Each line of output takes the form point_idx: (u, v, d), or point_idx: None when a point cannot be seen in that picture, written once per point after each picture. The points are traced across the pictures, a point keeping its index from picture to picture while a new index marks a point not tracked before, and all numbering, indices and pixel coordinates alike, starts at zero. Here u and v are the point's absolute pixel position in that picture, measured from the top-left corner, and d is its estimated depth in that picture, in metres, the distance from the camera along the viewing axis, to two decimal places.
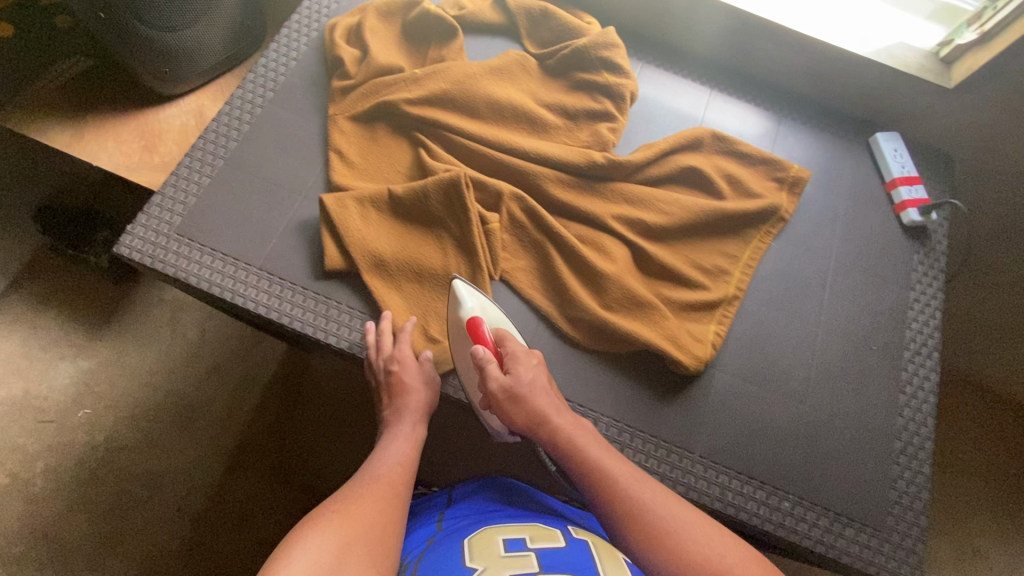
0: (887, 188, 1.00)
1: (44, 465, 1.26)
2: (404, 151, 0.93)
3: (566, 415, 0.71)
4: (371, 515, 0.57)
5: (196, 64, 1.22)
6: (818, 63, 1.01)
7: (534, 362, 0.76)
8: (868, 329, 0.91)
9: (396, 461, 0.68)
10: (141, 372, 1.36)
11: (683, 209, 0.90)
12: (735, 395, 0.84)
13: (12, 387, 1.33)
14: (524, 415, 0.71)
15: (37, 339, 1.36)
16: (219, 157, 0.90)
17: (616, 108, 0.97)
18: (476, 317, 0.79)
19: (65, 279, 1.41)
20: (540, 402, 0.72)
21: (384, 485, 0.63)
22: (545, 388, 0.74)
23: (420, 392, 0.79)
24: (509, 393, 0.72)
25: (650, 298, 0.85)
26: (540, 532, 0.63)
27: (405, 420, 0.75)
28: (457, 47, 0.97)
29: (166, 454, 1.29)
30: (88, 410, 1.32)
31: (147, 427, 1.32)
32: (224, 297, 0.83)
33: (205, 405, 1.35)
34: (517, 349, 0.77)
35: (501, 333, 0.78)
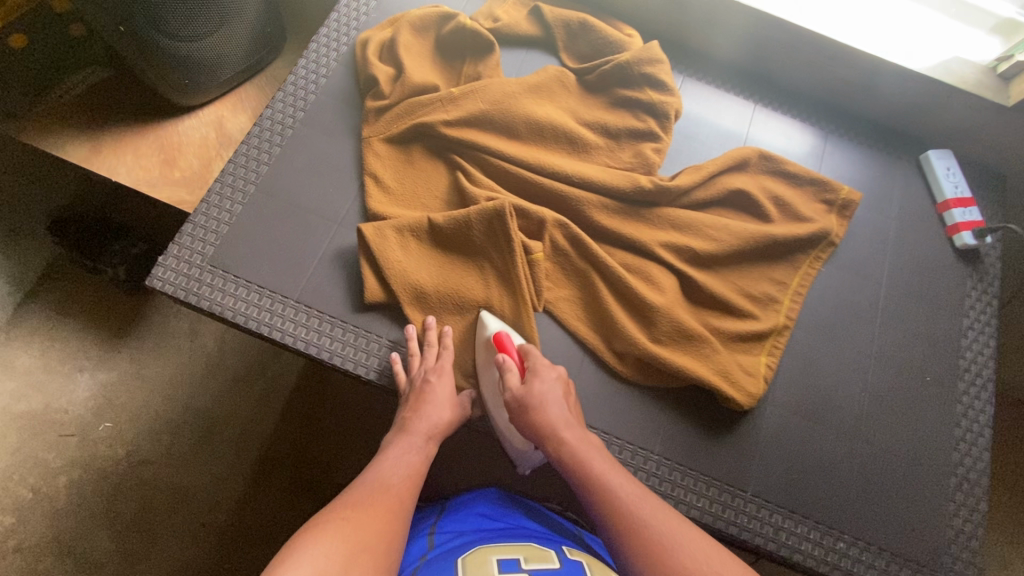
0: (939, 209, 0.97)
1: (67, 481, 1.19)
2: (441, 175, 0.89)
3: (577, 429, 0.72)
4: (372, 530, 0.59)
5: (216, 74, 1.16)
6: (870, 77, 0.97)
7: (554, 377, 0.77)
8: (921, 359, 0.88)
9: (403, 472, 0.69)
10: (163, 385, 1.27)
11: (733, 235, 0.87)
12: (787, 431, 0.82)
13: (31, 401, 1.25)
14: (537, 424, 0.72)
15: (55, 352, 1.28)
16: (250, 182, 0.87)
17: (660, 126, 0.93)
18: (500, 333, 0.80)
19: (85, 289, 1.33)
20: (554, 413, 0.73)
21: (389, 498, 0.64)
22: (561, 402, 0.75)
23: (446, 409, 0.76)
24: (523, 401, 0.73)
25: (701, 331, 0.82)
26: (534, 553, 0.65)
27: (418, 433, 0.74)
28: (494, 63, 0.93)
29: (189, 467, 1.22)
30: (109, 424, 1.24)
31: (168, 439, 1.24)
32: (260, 332, 0.80)
33: (227, 417, 1.26)
34: (539, 362, 0.78)
35: (525, 347, 0.79)
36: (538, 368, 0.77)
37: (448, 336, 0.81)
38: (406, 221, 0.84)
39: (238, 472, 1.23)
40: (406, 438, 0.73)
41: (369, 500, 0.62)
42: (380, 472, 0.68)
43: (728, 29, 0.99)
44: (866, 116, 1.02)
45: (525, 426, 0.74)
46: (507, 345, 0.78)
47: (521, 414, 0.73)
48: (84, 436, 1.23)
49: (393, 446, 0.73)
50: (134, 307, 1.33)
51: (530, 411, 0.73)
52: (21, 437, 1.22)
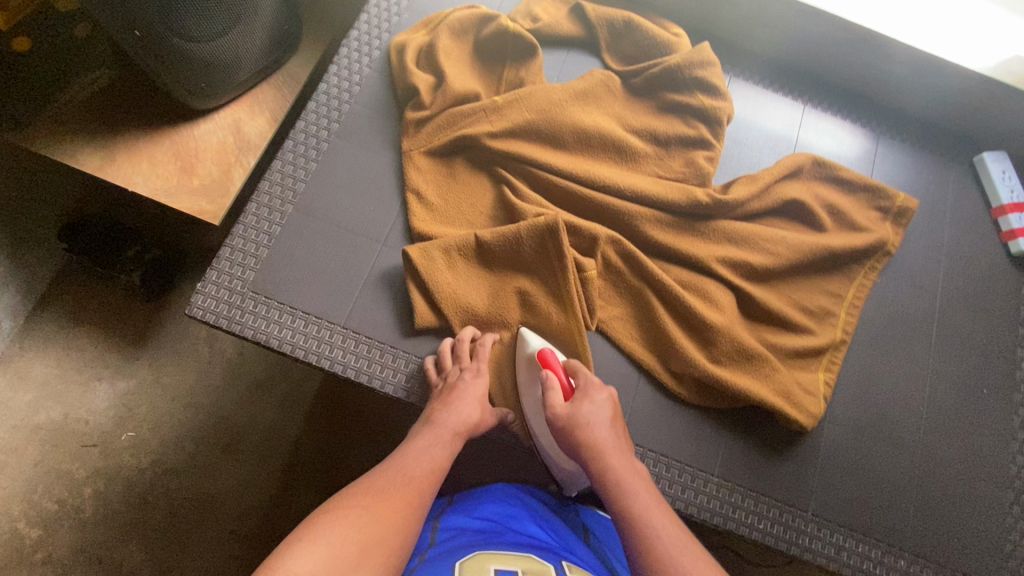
0: (994, 214, 0.94)
1: (94, 491, 1.14)
2: (485, 189, 0.86)
3: (625, 456, 0.65)
4: (386, 521, 0.55)
5: (233, 75, 1.09)
6: (927, 77, 0.93)
7: (604, 397, 0.71)
8: (978, 371, 0.87)
9: (426, 466, 0.65)
10: (184, 393, 1.20)
11: (790, 248, 0.84)
12: (846, 448, 0.81)
13: (49, 411, 1.18)
14: (579, 445, 0.66)
15: (70, 360, 1.20)
16: (288, 201, 0.83)
17: (712, 133, 0.89)
18: (545, 350, 0.76)
19: (96, 295, 1.24)
20: (599, 435, 0.67)
21: (407, 491, 0.60)
22: (609, 425, 0.68)
23: (476, 410, 0.72)
24: (566, 421, 0.68)
25: (760, 350, 0.80)
26: (533, 565, 0.59)
27: (445, 427, 0.70)
28: (537, 68, 0.89)
29: (215, 474, 1.16)
30: (131, 434, 1.18)
31: (194, 446, 1.18)
32: (308, 360, 0.77)
33: (252, 423, 1.20)
34: (589, 382, 0.72)
35: (573, 365, 0.75)
36: (587, 389, 0.71)
37: (493, 338, 0.80)
38: (450, 239, 0.80)
39: (266, 479, 1.16)
40: (432, 430, 0.69)
41: (387, 491, 0.59)
42: (402, 462, 0.64)
43: (779, 25, 0.94)
44: (918, 116, 0.99)
45: (568, 448, 0.68)
46: (552, 362, 0.75)
47: (563, 435, 0.68)
48: (107, 446, 1.17)
49: (418, 437, 0.69)
50: (153, 315, 1.24)
51: (572, 431, 0.67)
52: (43, 448, 1.16)
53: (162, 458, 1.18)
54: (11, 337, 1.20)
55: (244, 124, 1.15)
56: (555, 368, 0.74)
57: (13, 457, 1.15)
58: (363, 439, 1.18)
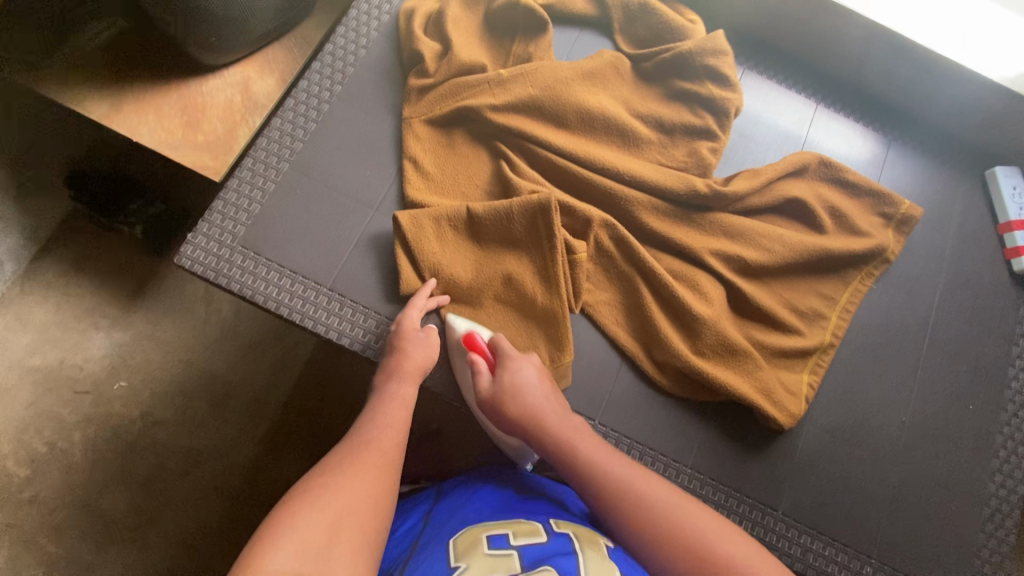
0: (1000, 230, 0.92)
1: (83, 436, 1.16)
2: (483, 163, 0.85)
3: (559, 412, 0.70)
4: (359, 489, 0.57)
5: (244, 33, 1.08)
6: (947, 85, 0.90)
7: (526, 364, 0.74)
8: (966, 386, 0.85)
9: (386, 424, 0.66)
10: (177, 347, 1.22)
11: (785, 246, 0.83)
12: (824, 451, 0.81)
13: (45, 355, 1.20)
14: (516, 418, 0.70)
15: (70, 306, 1.22)
16: (284, 159, 0.83)
17: (719, 124, 0.87)
18: (471, 332, 0.77)
19: (98, 246, 1.24)
20: (530, 404, 0.70)
21: (374, 455, 0.61)
22: (537, 387, 0.72)
23: (421, 351, 0.74)
24: (497, 399, 0.71)
25: (745, 346, 0.79)
26: (523, 527, 0.59)
27: (400, 381, 0.71)
28: (546, 45, 0.87)
29: (202, 430, 1.18)
30: (124, 383, 1.19)
31: (183, 401, 1.19)
32: (292, 319, 0.77)
33: (242, 383, 1.21)
34: (508, 351, 0.74)
35: (495, 338, 0.76)
36: (509, 362, 0.73)
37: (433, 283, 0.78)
38: (444, 210, 0.80)
39: (249, 439, 1.18)
40: (388, 390, 0.70)
41: (352, 460, 0.60)
42: (363, 430, 0.65)
43: (795, 18, 0.92)
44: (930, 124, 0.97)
45: (508, 424, 0.71)
46: (478, 345, 0.75)
47: (498, 412, 0.71)
48: (99, 394, 1.18)
49: (375, 399, 0.70)
50: (152, 268, 1.25)
51: (506, 406, 0.70)
52: (37, 390, 1.18)
53: (151, 410, 1.19)
54: (13, 280, 1.22)
55: (253, 83, 1.15)
56: (480, 346, 0.76)
57: (8, 396, 1.17)
58: (347, 405, 1.19)
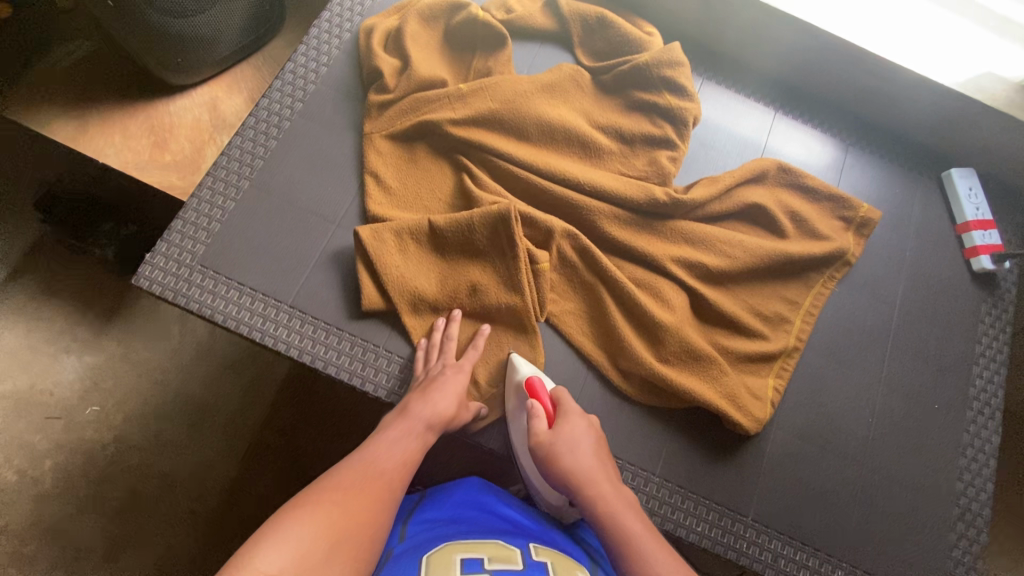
0: (958, 230, 0.94)
1: (54, 463, 1.13)
2: (446, 176, 0.85)
3: (607, 478, 0.66)
4: (359, 512, 0.58)
5: (211, 53, 1.09)
6: (899, 90, 0.92)
7: (585, 425, 0.71)
8: (931, 386, 0.86)
9: (397, 456, 0.66)
10: (150, 369, 1.20)
11: (747, 252, 0.84)
12: (793, 456, 0.81)
13: (14, 381, 1.17)
14: (565, 474, 0.66)
15: (40, 331, 1.20)
16: (244, 177, 0.82)
17: (678, 133, 0.88)
18: (534, 377, 0.75)
19: (69, 269, 1.23)
20: (581, 462, 0.67)
21: (377, 484, 0.62)
22: (590, 449, 0.69)
23: (445, 406, 0.72)
24: (550, 449, 0.68)
25: (709, 352, 0.79)
26: (501, 551, 0.58)
27: (416, 421, 0.70)
28: (505, 59, 0.88)
29: (176, 453, 1.15)
30: (96, 408, 1.17)
31: (157, 424, 1.17)
32: (253, 337, 0.77)
33: (217, 403, 1.19)
34: (570, 408, 0.73)
35: (558, 392, 0.75)
36: (569, 417, 0.71)
37: (482, 335, 0.79)
38: (405, 223, 0.80)
39: (223, 461, 1.16)
40: (404, 420, 0.70)
41: (356, 483, 0.61)
42: (374, 455, 0.66)
43: (751, 28, 0.94)
44: (887, 127, 0.99)
45: (554, 478, 0.67)
46: (540, 391, 0.73)
47: (548, 463, 0.68)
48: (70, 420, 1.16)
49: (390, 427, 0.70)
50: (120, 291, 1.23)
51: (558, 459, 0.67)
52: (5, 418, 1.15)
53: (124, 435, 1.17)
54: None
55: (221, 103, 1.15)
56: (544, 394, 0.74)
57: None
58: (322, 422, 1.18)
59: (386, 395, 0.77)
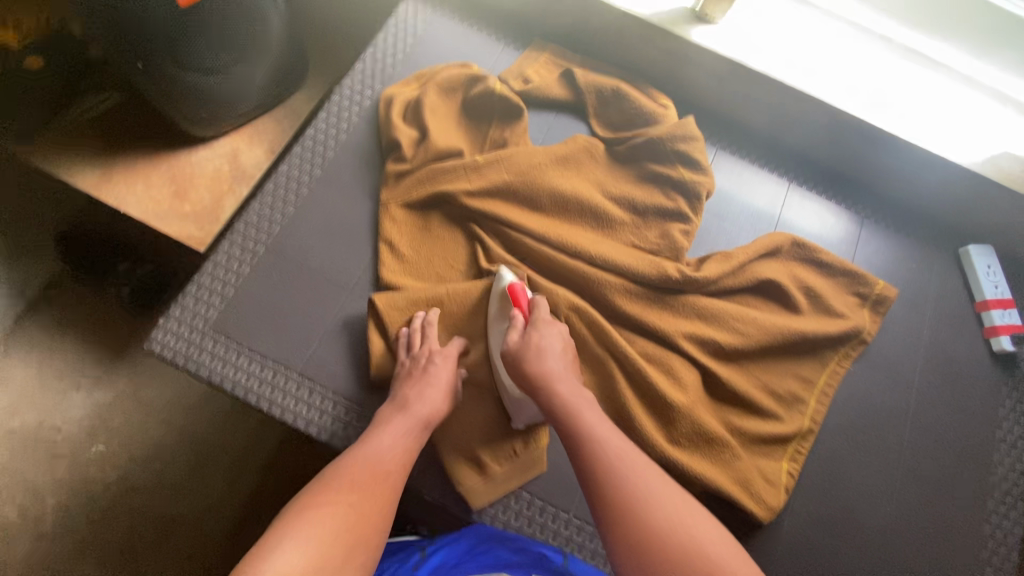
0: (977, 308, 0.92)
1: (57, 502, 1.12)
2: (459, 245, 0.86)
3: (571, 383, 0.70)
4: (367, 513, 0.60)
5: (233, 107, 1.12)
6: (916, 166, 0.91)
7: (555, 333, 0.74)
8: (951, 472, 0.83)
9: (397, 453, 0.67)
10: (157, 409, 1.19)
11: (760, 329, 0.82)
12: (807, 544, 0.78)
13: (24, 417, 1.18)
14: (530, 375, 0.70)
15: (52, 367, 1.20)
16: (261, 242, 0.83)
17: (691, 207, 0.88)
18: (515, 283, 0.78)
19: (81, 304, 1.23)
20: (548, 365, 0.70)
21: (382, 482, 0.64)
22: (558, 355, 0.72)
23: (435, 400, 0.72)
24: (522, 351, 0.72)
25: (722, 434, 0.77)
26: None
27: (416, 418, 0.71)
28: (521, 130, 0.90)
29: (178, 496, 1.14)
30: (101, 447, 1.16)
31: (160, 465, 1.16)
32: (260, 406, 0.77)
33: (220, 445, 1.18)
34: (545, 316, 0.76)
35: (537, 300, 0.78)
36: (543, 327, 0.75)
37: (455, 348, 0.78)
38: (420, 292, 0.81)
39: (222, 511, 1.14)
40: (404, 418, 0.70)
41: (362, 483, 0.62)
42: (375, 451, 0.66)
43: (769, 103, 0.94)
44: (903, 201, 0.99)
45: (520, 379, 0.71)
46: (520, 299, 0.77)
47: (515, 365, 0.72)
48: (75, 457, 1.16)
49: (388, 423, 0.70)
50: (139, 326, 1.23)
51: (525, 361, 0.71)
52: (13, 454, 1.15)
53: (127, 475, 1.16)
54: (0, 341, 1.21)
55: (242, 154, 1.18)
56: (522, 301, 0.77)
57: None
58: None
59: None
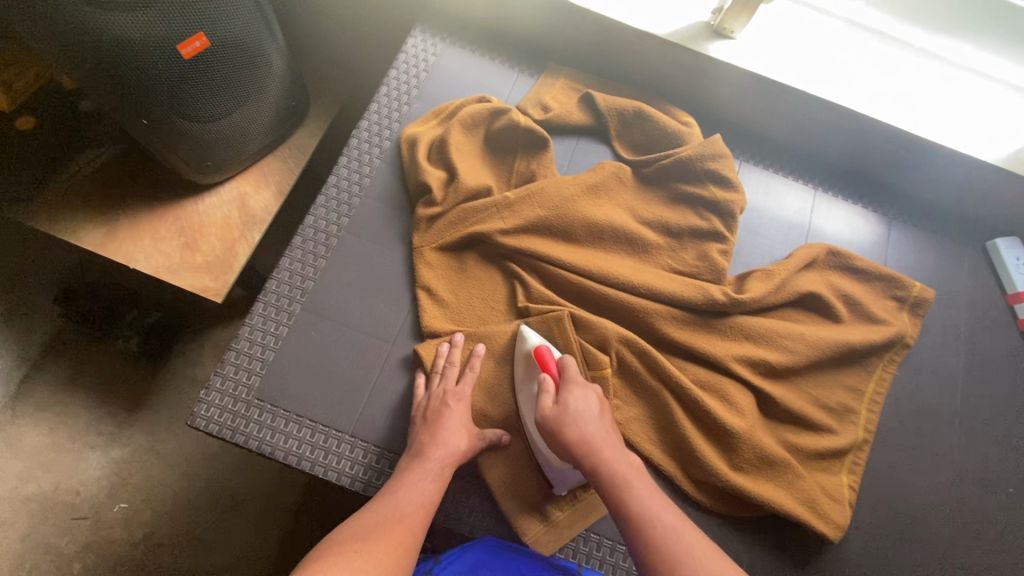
0: (1011, 301, 0.93)
1: (83, 569, 1.05)
2: (497, 284, 0.84)
3: (612, 445, 0.67)
4: (386, 556, 0.57)
5: (239, 152, 1.05)
6: (943, 165, 0.91)
7: (590, 394, 0.72)
8: (1005, 469, 0.84)
9: (417, 499, 0.65)
10: (179, 460, 1.13)
11: (808, 345, 0.82)
12: (874, 554, 0.78)
13: (39, 482, 1.10)
14: (572, 444, 0.67)
15: (64, 427, 1.12)
16: (296, 301, 0.81)
17: (725, 225, 0.87)
18: (542, 346, 0.76)
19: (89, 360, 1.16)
20: (588, 430, 0.68)
21: (402, 528, 0.61)
22: (596, 418, 0.70)
23: (454, 437, 0.72)
24: (558, 418, 0.69)
25: (783, 455, 0.77)
26: None
27: (435, 460, 0.69)
28: (548, 161, 0.88)
29: (209, 552, 1.08)
30: (124, 505, 1.10)
31: (189, 521, 1.10)
32: (316, 473, 0.74)
33: (249, 495, 1.12)
34: (576, 378, 0.73)
35: (565, 359, 0.75)
36: (577, 388, 0.72)
37: (477, 357, 0.78)
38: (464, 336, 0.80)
39: (257, 567, 1.07)
40: (421, 464, 0.69)
41: (381, 530, 0.60)
42: (392, 501, 0.64)
43: (793, 114, 0.93)
44: (926, 199, 0.99)
45: (560, 449, 0.68)
46: (548, 363, 0.74)
47: (554, 434, 0.69)
48: (98, 520, 1.08)
49: (405, 472, 0.68)
50: (153, 378, 1.17)
51: (563, 430, 0.68)
52: (31, 522, 1.07)
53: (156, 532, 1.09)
54: (4, 404, 1.12)
55: (250, 199, 1.11)
56: (550, 363, 0.75)
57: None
58: None
59: (455, 526, 0.74)
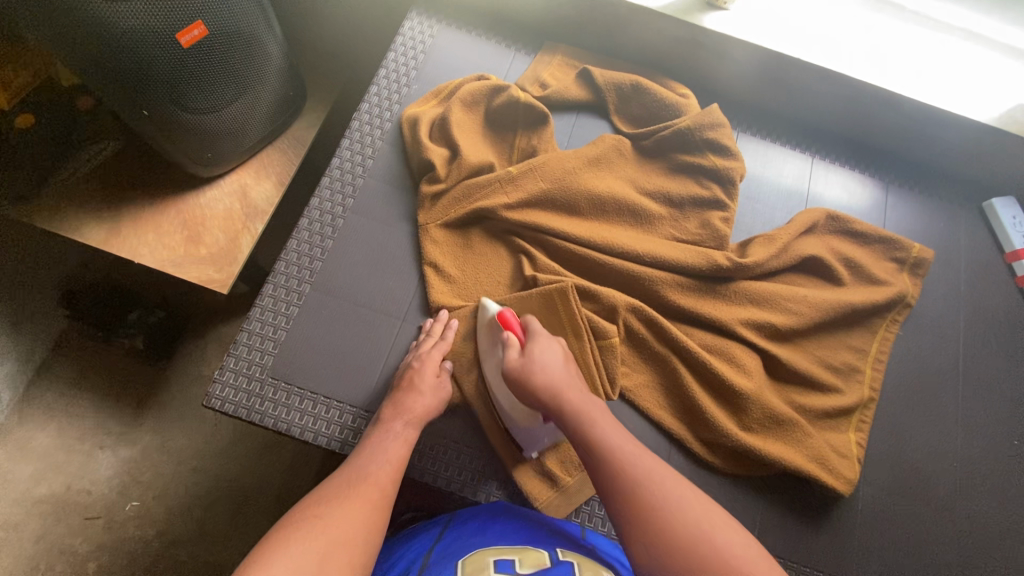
0: (1008, 259, 0.95)
1: (99, 567, 1.06)
2: (503, 259, 0.85)
3: (579, 389, 0.69)
4: (358, 517, 0.55)
5: (239, 143, 1.04)
6: (938, 128, 0.92)
7: (555, 346, 0.74)
8: (1010, 421, 0.86)
9: (384, 459, 0.63)
10: (188, 457, 1.13)
11: (812, 306, 0.83)
12: (884, 510, 0.80)
13: (49, 484, 1.10)
14: (542, 394, 0.68)
15: (72, 428, 1.12)
16: (305, 281, 0.82)
17: (726, 193, 0.88)
18: (503, 308, 0.77)
19: (93, 360, 1.15)
20: (555, 378, 0.69)
21: (370, 487, 0.59)
22: (563, 366, 0.71)
23: (431, 395, 0.72)
24: (526, 370, 0.70)
25: (792, 414, 0.79)
26: (528, 553, 0.59)
27: (394, 422, 0.69)
28: (549, 136, 0.89)
29: (224, 543, 1.08)
30: (136, 502, 1.10)
31: (202, 514, 1.10)
32: (332, 448, 0.75)
33: (262, 484, 1.12)
34: (540, 333, 0.75)
35: (527, 317, 0.77)
36: (541, 342, 0.73)
37: (448, 324, 0.79)
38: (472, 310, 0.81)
39: None
40: (382, 429, 0.68)
41: (348, 492, 0.58)
42: (357, 463, 0.62)
43: (790, 82, 0.94)
44: (922, 163, 1.01)
45: (531, 398, 0.70)
46: (511, 323, 0.75)
47: (524, 388, 0.70)
48: (111, 518, 1.08)
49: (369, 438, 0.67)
50: (157, 377, 1.16)
51: (532, 381, 0.69)
52: (43, 524, 1.07)
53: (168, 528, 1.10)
54: (13, 407, 1.13)
55: (251, 189, 1.10)
56: (513, 322, 0.76)
57: (13, 533, 1.06)
58: None
59: (469, 494, 0.75)
